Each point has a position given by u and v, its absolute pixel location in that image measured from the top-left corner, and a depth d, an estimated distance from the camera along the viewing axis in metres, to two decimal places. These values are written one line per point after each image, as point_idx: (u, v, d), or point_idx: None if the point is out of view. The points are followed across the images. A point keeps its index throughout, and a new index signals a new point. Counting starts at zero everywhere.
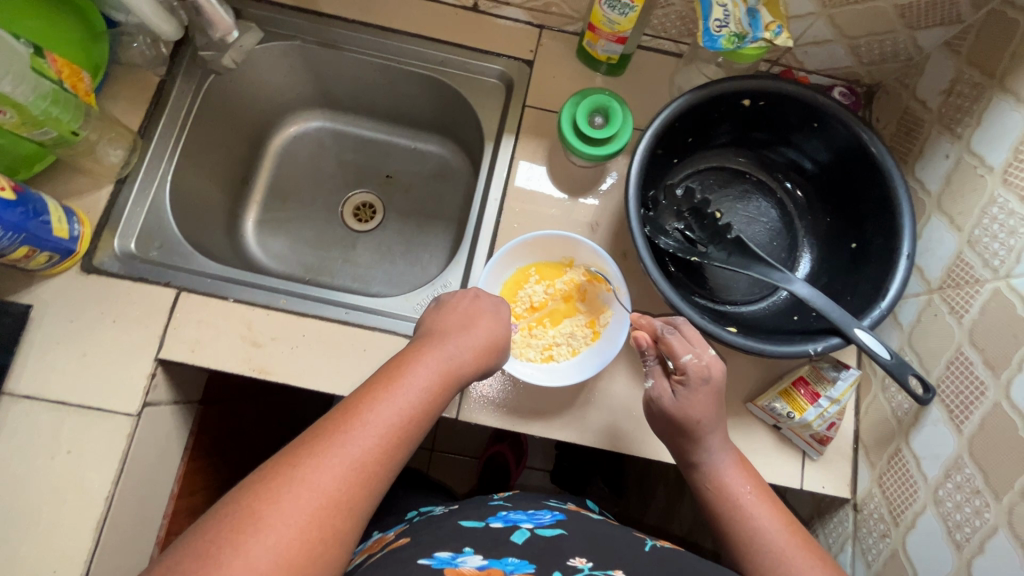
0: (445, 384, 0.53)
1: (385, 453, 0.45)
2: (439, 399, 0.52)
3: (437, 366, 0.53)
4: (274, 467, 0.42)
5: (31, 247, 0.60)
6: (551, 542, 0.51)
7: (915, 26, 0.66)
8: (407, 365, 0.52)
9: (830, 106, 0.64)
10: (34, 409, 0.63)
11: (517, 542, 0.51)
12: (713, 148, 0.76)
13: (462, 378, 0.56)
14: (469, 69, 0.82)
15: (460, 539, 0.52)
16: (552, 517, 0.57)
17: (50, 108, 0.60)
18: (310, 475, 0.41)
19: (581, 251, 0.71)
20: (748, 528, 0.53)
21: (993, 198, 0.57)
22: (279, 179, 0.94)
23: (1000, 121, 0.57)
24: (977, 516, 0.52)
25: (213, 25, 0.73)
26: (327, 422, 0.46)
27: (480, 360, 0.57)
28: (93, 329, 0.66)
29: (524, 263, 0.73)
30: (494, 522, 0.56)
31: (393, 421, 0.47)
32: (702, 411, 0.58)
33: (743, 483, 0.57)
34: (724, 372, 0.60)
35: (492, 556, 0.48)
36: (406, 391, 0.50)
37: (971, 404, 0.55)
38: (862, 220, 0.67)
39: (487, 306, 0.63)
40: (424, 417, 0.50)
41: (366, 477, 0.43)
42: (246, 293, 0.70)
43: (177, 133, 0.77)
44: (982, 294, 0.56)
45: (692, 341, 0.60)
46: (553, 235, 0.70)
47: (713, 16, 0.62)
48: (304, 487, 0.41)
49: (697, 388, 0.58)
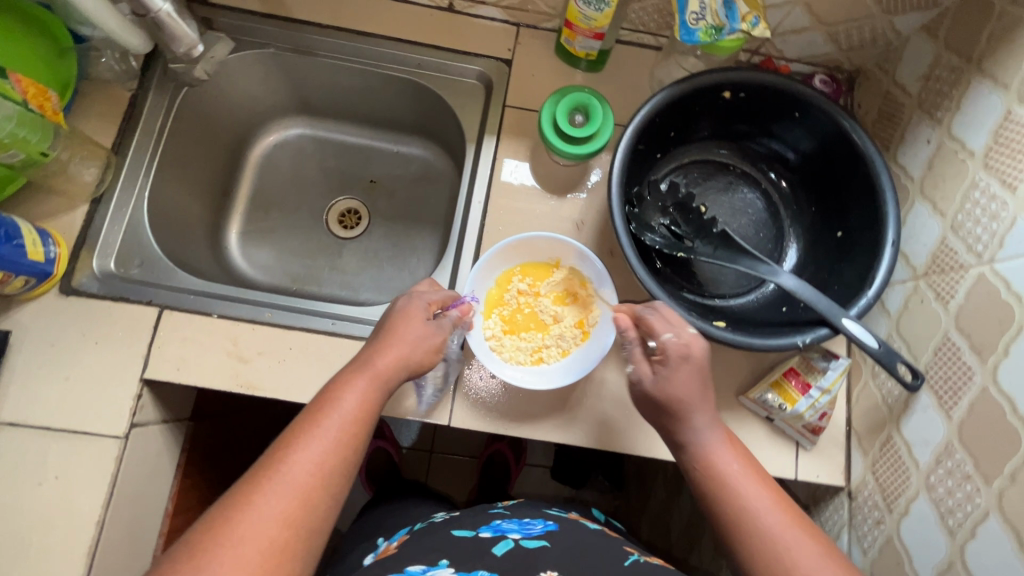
0: (378, 396, 0.52)
1: (321, 480, 0.45)
2: (373, 411, 0.51)
3: (367, 380, 0.52)
4: (203, 525, 0.41)
5: (6, 272, 0.59)
6: (529, 553, 0.52)
7: (892, 11, 0.66)
8: (335, 387, 0.52)
9: (811, 95, 0.64)
10: (17, 436, 0.62)
11: (496, 553, 0.53)
12: (696, 141, 0.76)
13: (395, 387, 0.55)
14: (447, 70, 0.81)
15: (442, 550, 0.54)
16: (543, 528, 0.59)
17: (17, 130, 0.58)
18: (246, 520, 0.41)
19: (566, 250, 0.70)
20: (739, 509, 0.49)
21: (975, 182, 0.56)
22: (260, 188, 0.93)
23: (979, 105, 0.57)
24: (969, 501, 0.52)
25: (176, 39, 0.69)
26: (259, 463, 0.45)
27: (416, 366, 0.57)
28: (75, 351, 0.65)
29: (510, 265, 0.72)
30: (484, 532, 0.58)
31: (325, 447, 0.47)
32: (685, 391, 0.55)
33: (732, 459, 0.53)
34: (707, 348, 0.56)
35: (463, 569, 0.49)
36: (332, 418, 0.49)
37: (960, 389, 0.55)
38: (846, 209, 0.67)
39: (413, 306, 0.59)
40: (358, 433, 0.49)
41: (307, 508, 0.44)
42: (229, 308, 0.69)
43: (152, 147, 0.75)
44: (966, 279, 0.56)
45: (672, 319, 0.57)
46: (538, 236, 0.69)
47: (689, 8, 0.61)
48: (241, 534, 0.40)
49: (677, 367, 0.55)
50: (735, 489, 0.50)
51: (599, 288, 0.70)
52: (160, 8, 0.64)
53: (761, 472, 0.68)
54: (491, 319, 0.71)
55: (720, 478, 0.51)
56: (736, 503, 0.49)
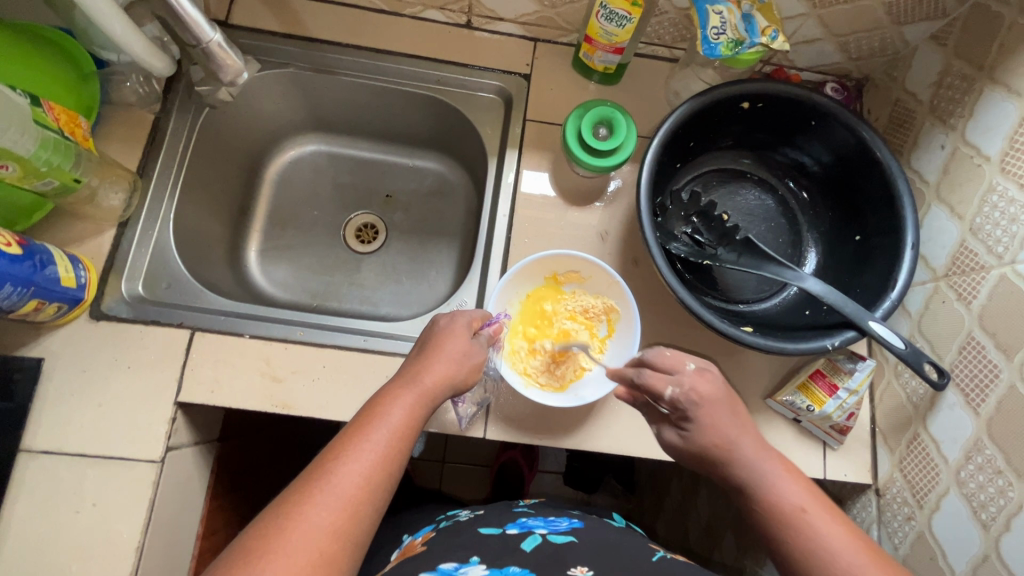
0: (424, 411, 0.53)
1: (369, 492, 0.45)
2: (418, 426, 0.52)
3: (414, 395, 0.53)
4: (254, 532, 0.41)
5: (40, 299, 0.58)
6: (558, 548, 0.53)
7: (901, 21, 0.68)
8: (382, 401, 0.52)
9: (828, 105, 0.66)
10: (53, 464, 0.62)
11: (526, 549, 0.53)
12: (717, 150, 0.78)
13: (438, 403, 0.55)
14: (465, 86, 0.82)
15: (468, 548, 0.54)
16: (569, 525, 0.60)
17: (52, 158, 0.59)
18: (298, 529, 0.41)
19: (564, 260, 0.70)
20: (827, 562, 0.44)
21: (992, 186, 0.59)
22: (276, 205, 0.93)
23: (993, 112, 0.59)
24: (1001, 495, 0.54)
25: (221, 68, 0.63)
26: (308, 472, 0.45)
27: (460, 383, 0.57)
28: (107, 376, 0.65)
29: (512, 298, 0.71)
30: (511, 529, 0.59)
31: (374, 459, 0.47)
32: (718, 435, 0.52)
33: (802, 493, 0.48)
34: (716, 384, 0.54)
35: (495, 566, 0.50)
36: (380, 429, 0.49)
37: (986, 387, 0.57)
38: (864, 213, 0.69)
39: (456, 325, 0.60)
40: (404, 448, 0.49)
41: (354, 519, 0.43)
42: (260, 328, 0.69)
43: (175, 169, 0.76)
44: (988, 280, 0.58)
45: (670, 370, 0.55)
46: (527, 262, 0.69)
47: (709, 24, 0.63)
48: (293, 542, 0.40)
49: (699, 416, 0.52)
50: (814, 530, 0.45)
51: (609, 282, 0.70)
52: (211, 38, 0.59)
53: None
54: (523, 361, 0.70)
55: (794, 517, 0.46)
56: (812, 548, 0.45)
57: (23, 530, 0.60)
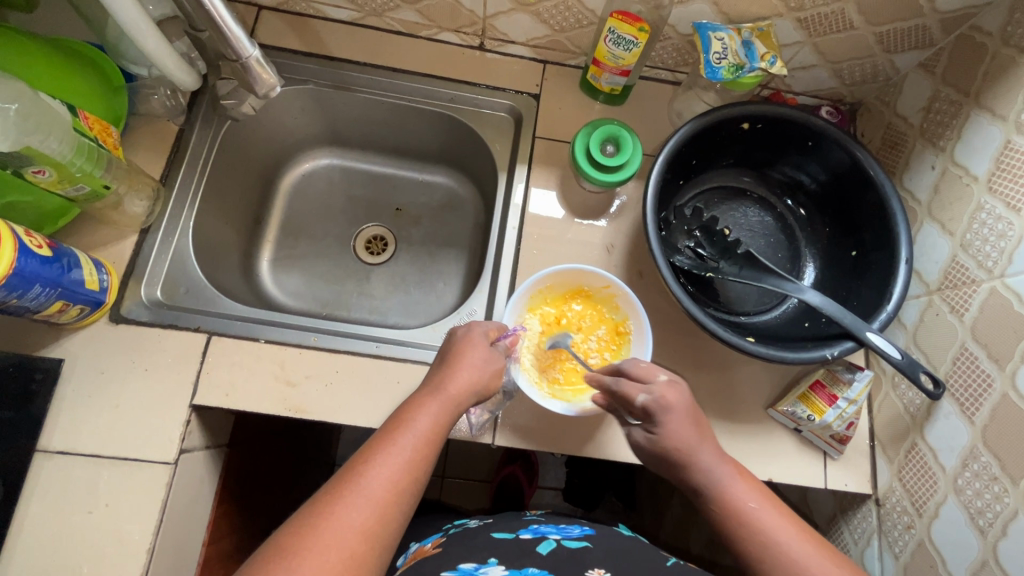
0: (450, 417, 0.54)
1: (397, 495, 0.46)
2: (444, 432, 0.53)
3: (440, 403, 0.54)
4: (288, 530, 0.42)
5: (65, 301, 0.60)
6: (575, 553, 0.54)
7: (892, 50, 0.72)
8: (409, 409, 0.53)
9: (824, 127, 0.69)
10: (68, 464, 0.63)
11: (542, 553, 0.55)
12: (717, 168, 0.81)
13: (462, 410, 0.56)
14: (477, 104, 0.85)
15: (485, 551, 0.56)
16: (581, 530, 0.61)
17: (85, 165, 0.61)
18: (329, 528, 0.42)
19: (592, 278, 0.72)
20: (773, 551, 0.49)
21: (981, 205, 0.62)
22: (289, 217, 0.95)
23: (980, 135, 0.63)
24: (997, 501, 0.55)
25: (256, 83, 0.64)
26: (338, 476, 0.47)
27: (482, 389, 0.59)
28: (124, 379, 0.66)
29: (526, 305, 0.73)
30: (524, 534, 0.60)
31: (402, 464, 0.48)
32: (684, 437, 0.56)
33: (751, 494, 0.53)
34: (684, 393, 0.57)
35: (513, 567, 0.52)
36: (407, 436, 0.50)
37: (980, 396, 0.59)
38: (861, 230, 0.72)
39: (476, 334, 0.62)
40: (430, 453, 0.51)
41: (383, 523, 0.45)
42: (276, 333, 0.71)
43: (196, 179, 0.78)
44: (979, 293, 0.60)
45: (643, 378, 0.59)
46: (540, 276, 0.70)
47: (712, 49, 0.68)
48: (324, 541, 0.41)
49: (667, 422, 0.56)
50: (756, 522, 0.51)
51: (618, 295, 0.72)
52: (250, 54, 0.60)
53: (793, 482, 0.70)
54: (543, 377, 0.71)
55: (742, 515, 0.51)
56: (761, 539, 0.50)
57: (36, 529, 0.60)
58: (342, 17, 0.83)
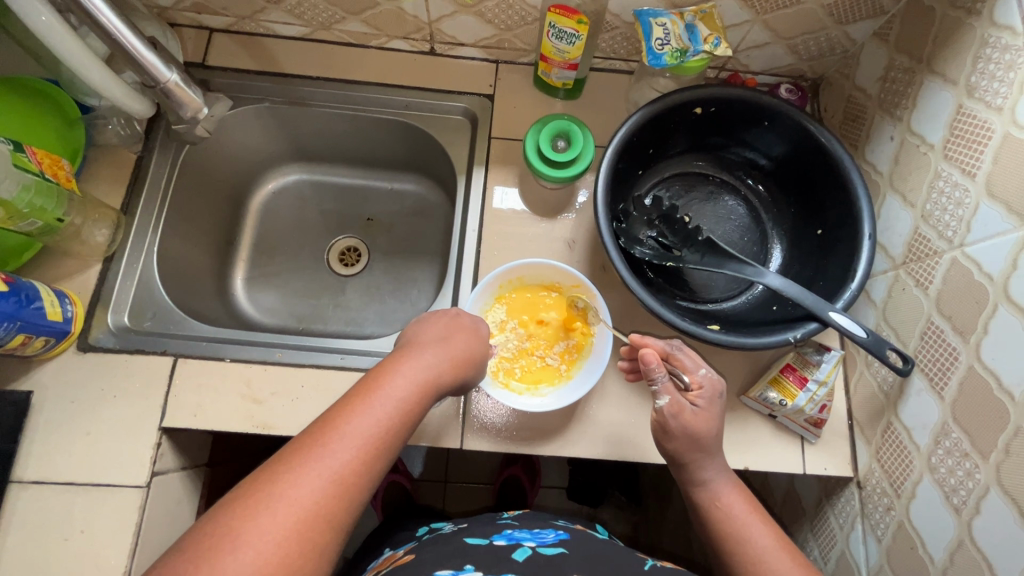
0: (428, 390, 0.55)
1: (368, 458, 0.47)
2: (422, 404, 0.54)
3: (419, 374, 0.55)
4: (256, 481, 0.43)
5: (26, 334, 0.61)
6: (550, 560, 0.54)
7: (844, 21, 0.70)
8: (388, 374, 0.54)
9: (777, 105, 0.68)
10: (42, 493, 0.64)
11: (517, 559, 0.54)
12: (675, 155, 0.79)
13: (442, 387, 0.58)
14: (433, 109, 0.85)
15: (461, 558, 0.55)
16: (555, 536, 0.60)
17: (34, 199, 0.63)
18: (296, 483, 0.43)
19: (563, 274, 0.72)
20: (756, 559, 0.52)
21: (938, 172, 0.60)
22: (263, 234, 0.96)
23: (933, 102, 0.61)
24: (970, 478, 0.54)
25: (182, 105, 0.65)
26: (306, 434, 0.47)
27: (460, 367, 0.60)
28: (94, 406, 0.67)
29: (497, 292, 0.74)
30: (498, 540, 0.60)
31: (376, 427, 0.49)
32: (711, 425, 0.59)
33: (739, 504, 0.57)
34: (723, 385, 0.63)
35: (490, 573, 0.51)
36: (384, 401, 0.51)
37: (948, 369, 0.57)
38: (824, 208, 0.71)
39: (476, 326, 0.66)
40: (406, 422, 0.52)
41: (346, 490, 0.45)
42: (241, 352, 0.71)
43: (158, 205, 0.79)
44: (942, 264, 0.58)
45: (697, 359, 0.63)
46: (511, 266, 0.71)
47: (654, 35, 0.67)
48: (290, 494, 0.42)
49: (712, 402, 0.60)
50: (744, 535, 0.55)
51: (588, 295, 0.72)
52: (167, 78, 0.61)
53: (771, 470, 0.69)
54: (497, 368, 0.71)
55: (733, 527, 0.55)
56: (753, 553, 0.53)
57: (13, 558, 0.62)
58: (292, 34, 0.83)
